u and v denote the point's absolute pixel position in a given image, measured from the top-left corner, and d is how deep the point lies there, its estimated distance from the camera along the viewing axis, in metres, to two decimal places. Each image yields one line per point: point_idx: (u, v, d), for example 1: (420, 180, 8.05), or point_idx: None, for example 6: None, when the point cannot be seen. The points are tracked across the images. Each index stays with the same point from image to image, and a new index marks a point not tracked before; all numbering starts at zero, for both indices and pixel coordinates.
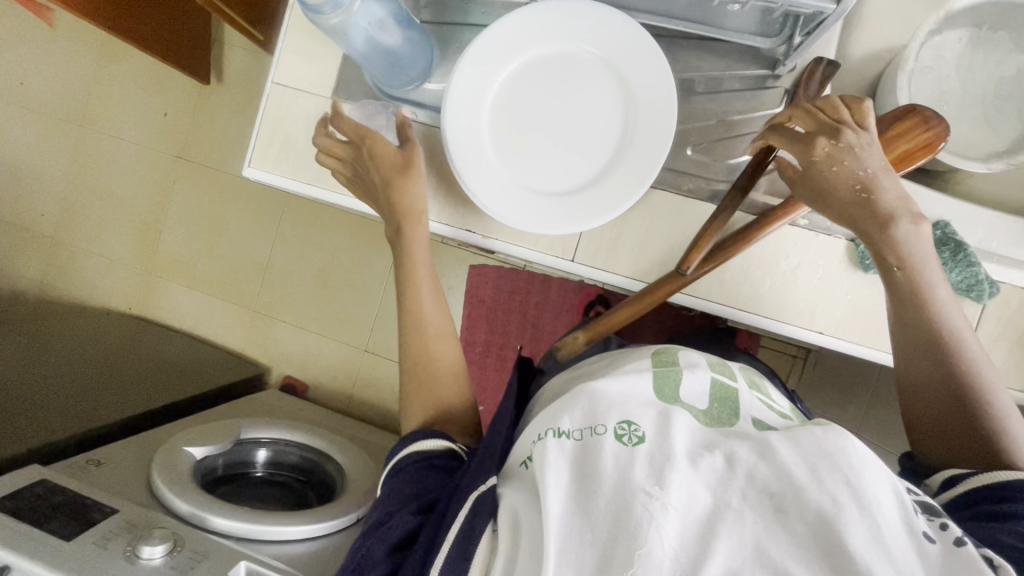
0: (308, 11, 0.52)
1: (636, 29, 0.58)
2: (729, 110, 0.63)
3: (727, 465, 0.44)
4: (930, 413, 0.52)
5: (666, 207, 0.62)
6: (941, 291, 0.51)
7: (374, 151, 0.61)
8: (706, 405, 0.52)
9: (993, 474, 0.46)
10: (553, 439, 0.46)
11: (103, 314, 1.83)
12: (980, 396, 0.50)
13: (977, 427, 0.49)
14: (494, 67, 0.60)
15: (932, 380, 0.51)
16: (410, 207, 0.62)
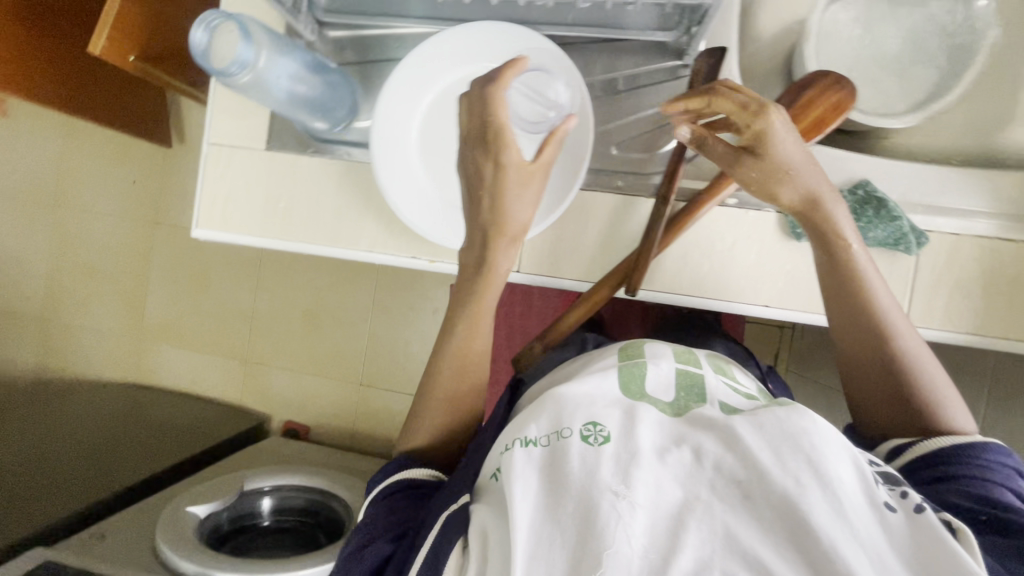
0: (219, 75, 0.55)
1: (540, 42, 0.60)
2: (646, 105, 0.64)
3: (693, 455, 0.41)
4: (874, 389, 0.53)
5: (599, 206, 0.63)
6: (863, 260, 0.52)
7: (502, 174, 0.51)
8: (671, 398, 0.49)
9: (933, 441, 0.48)
10: (519, 449, 0.44)
11: (100, 388, 1.85)
12: (919, 369, 0.51)
13: (918, 401, 0.50)
14: (411, 98, 0.63)
15: (872, 354, 0.52)
16: (505, 255, 0.54)
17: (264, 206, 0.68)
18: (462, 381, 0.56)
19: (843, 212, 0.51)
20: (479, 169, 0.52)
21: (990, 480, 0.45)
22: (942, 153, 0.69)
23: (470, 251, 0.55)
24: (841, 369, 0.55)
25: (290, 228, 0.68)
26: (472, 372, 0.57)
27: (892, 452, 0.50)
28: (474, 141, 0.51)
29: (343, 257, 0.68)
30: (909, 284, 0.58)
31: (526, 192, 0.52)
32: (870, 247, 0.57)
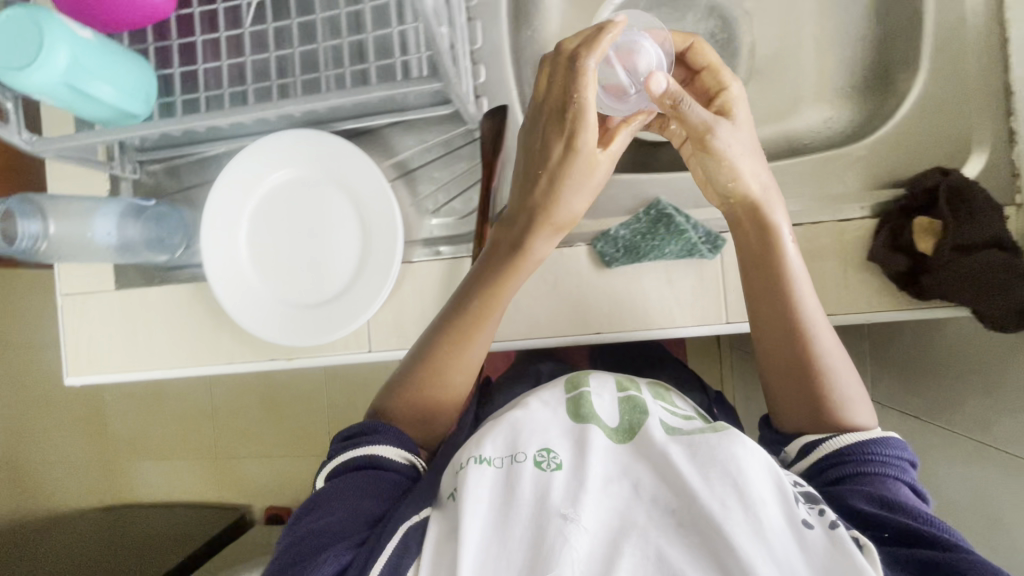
0: (33, 256, 0.60)
1: (331, 138, 0.63)
2: (452, 169, 0.68)
3: (633, 485, 0.44)
4: (787, 386, 0.52)
5: (430, 273, 0.66)
6: (793, 255, 0.52)
7: (580, 138, 0.50)
8: (617, 422, 0.50)
9: (839, 438, 0.48)
10: (473, 467, 0.45)
11: (76, 518, 1.83)
12: (831, 365, 0.51)
13: (827, 398, 0.50)
14: (241, 197, 0.65)
15: (785, 351, 0.52)
16: (557, 221, 0.55)
17: (126, 342, 0.71)
18: (450, 363, 0.57)
19: (773, 199, 0.52)
20: (550, 137, 0.52)
21: (888, 475, 0.46)
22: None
23: (511, 229, 0.56)
24: (761, 368, 0.54)
25: (154, 358, 0.70)
26: (451, 392, 0.58)
27: (804, 449, 0.50)
28: (549, 115, 0.52)
29: (209, 372, 0.70)
30: (721, 284, 0.61)
31: (592, 177, 0.53)
32: (669, 260, 0.61)
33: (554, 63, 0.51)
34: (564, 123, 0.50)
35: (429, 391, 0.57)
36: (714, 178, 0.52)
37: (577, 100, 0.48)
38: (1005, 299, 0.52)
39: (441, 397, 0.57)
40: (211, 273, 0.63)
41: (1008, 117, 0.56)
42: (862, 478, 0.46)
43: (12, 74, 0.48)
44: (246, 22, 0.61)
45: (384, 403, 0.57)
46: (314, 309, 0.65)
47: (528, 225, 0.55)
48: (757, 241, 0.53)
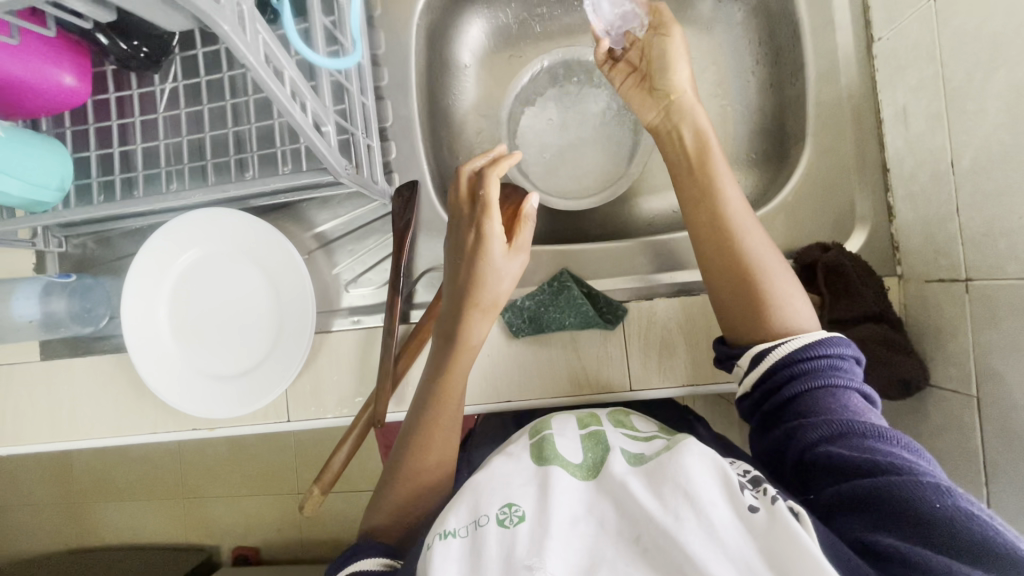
0: None
1: (237, 214, 0.66)
2: (370, 240, 0.70)
3: (598, 521, 0.43)
4: (727, 292, 0.53)
5: (346, 341, 0.67)
6: (718, 156, 0.55)
7: (487, 232, 0.55)
8: (580, 458, 0.49)
9: (787, 345, 0.48)
10: (438, 544, 0.43)
11: (40, 562, 1.82)
12: (765, 261, 0.52)
13: (763, 301, 0.51)
14: (166, 263, 0.68)
15: (720, 251, 0.53)
16: (489, 300, 0.57)
17: (50, 412, 0.71)
18: (433, 441, 0.57)
19: (695, 107, 0.57)
20: (468, 231, 0.57)
21: (835, 388, 0.46)
22: (656, 213, 0.77)
23: (448, 321, 0.58)
24: (702, 264, 0.55)
25: (79, 427, 0.71)
26: (427, 476, 0.57)
27: (758, 358, 0.49)
28: (463, 221, 0.58)
29: (132, 442, 0.70)
30: (624, 352, 0.63)
31: (506, 267, 0.56)
32: (572, 332, 0.63)
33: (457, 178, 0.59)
34: (473, 218, 0.57)
35: (402, 486, 0.57)
36: (659, 76, 0.58)
37: (483, 196, 0.55)
38: (887, 370, 0.53)
39: (417, 480, 0.57)
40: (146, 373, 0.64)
41: (882, 193, 0.60)
42: (810, 398, 0.46)
43: None
44: (160, 107, 0.65)
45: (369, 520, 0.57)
46: (249, 379, 0.66)
47: (460, 315, 0.57)
48: (691, 144, 0.56)
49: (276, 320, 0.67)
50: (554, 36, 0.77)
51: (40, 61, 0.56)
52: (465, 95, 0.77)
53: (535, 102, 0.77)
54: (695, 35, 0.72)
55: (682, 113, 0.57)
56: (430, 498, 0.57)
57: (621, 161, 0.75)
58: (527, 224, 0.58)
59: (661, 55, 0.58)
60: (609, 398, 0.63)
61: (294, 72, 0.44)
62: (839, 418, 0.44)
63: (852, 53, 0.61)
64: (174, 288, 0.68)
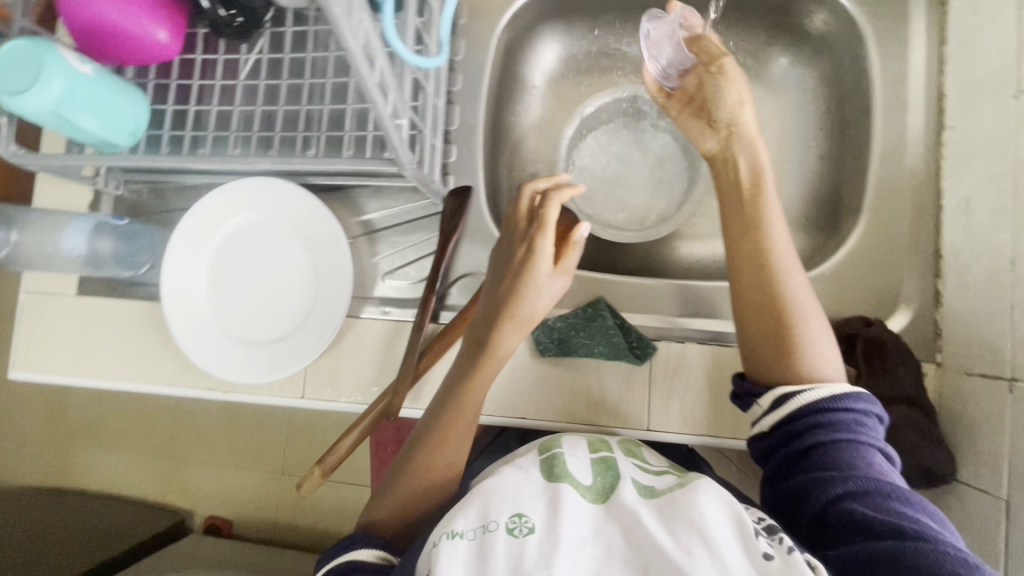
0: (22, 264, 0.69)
1: (294, 188, 0.68)
2: (416, 235, 0.71)
3: (605, 545, 0.43)
4: (757, 334, 0.53)
5: (374, 330, 0.68)
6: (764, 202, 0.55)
7: (539, 251, 0.57)
8: (591, 480, 0.50)
9: (812, 392, 0.49)
10: (445, 543, 0.43)
11: (18, 495, 1.83)
12: (801, 307, 0.52)
13: (793, 347, 0.51)
14: (216, 223, 0.69)
15: (758, 289, 0.53)
16: (525, 315, 0.57)
17: (75, 348, 0.73)
18: (448, 440, 0.57)
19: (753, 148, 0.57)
20: (520, 244, 0.58)
21: (858, 446, 0.47)
22: (697, 257, 0.77)
23: (481, 328, 0.58)
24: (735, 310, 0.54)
25: (99, 367, 0.72)
26: (437, 476, 0.57)
27: (778, 400, 0.50)
28: (517, 234, 0.60)
29: (147, 390, 0.72)
30: (647, 391, 0.62)
31: (548, 285, 0.58)
32: (599, 361, 0.63)
33: (520, 193, 0.61)
34: (528, 235, 0.59)
35: (411, 483, 0.56)
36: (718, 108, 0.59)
37: (543, 214, 0.57)
38: (914, 456, 0.52)
39: (426, 479, 0.56)
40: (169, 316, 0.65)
41: (931, 277, 0.59)
42: (834, 451, 0.47)
43: (10, 98, 0.54)
44: (241, 74, 0.67)
45: (372, 514, 0.57)
46: (271, 349, 0.66)
47: (494, 323, 0.57)
48: (736, 184, 0.57)
49: (309, 297, 0.67)
50: (625, 72, 0.79)
51: (143, 16, 0.59)
52: (529, 113, 0.78)
53: (595, 133, 0.78)
54: (763, 92, 0.73)
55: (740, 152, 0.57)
56: (436, 503, 0.56)
57: (668, 205, 0.76)
58: (576, 249, 0.58)
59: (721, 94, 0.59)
60: (625, 433, 0.62)
61: (384, 62, 0.46)
62: (862, 475, 0.45)
63: (922, 135, 0.62)
64: (217, 249, 0.70)
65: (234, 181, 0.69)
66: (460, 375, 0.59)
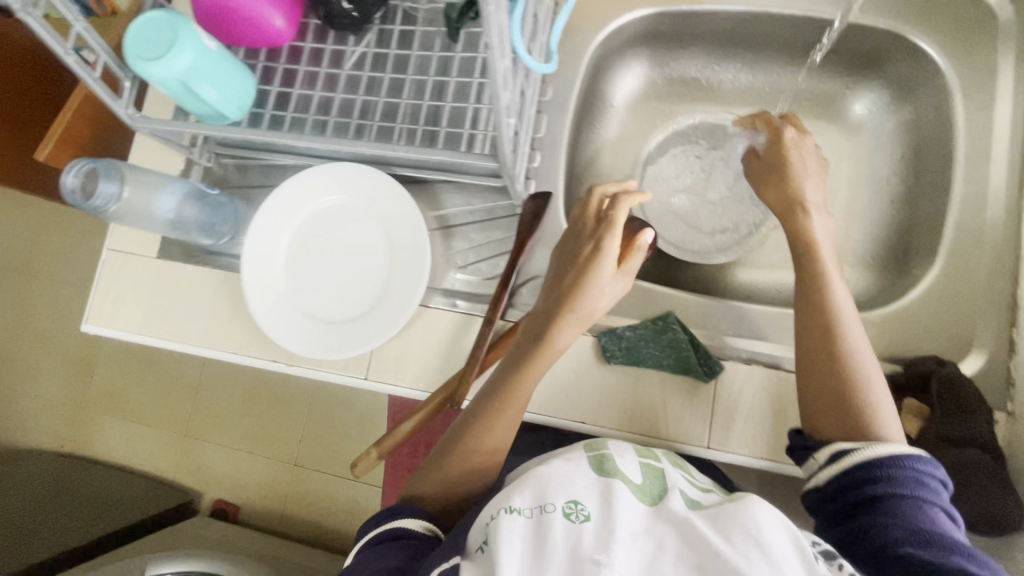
0: (91, 213, 0.61)
1: (382, 176, 0.70)
2: (490, 234, 0.72)
3: (658, 543, 0.43)
4: (822, 401, 0.55)
5: (442, 320, 0.70)
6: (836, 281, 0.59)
7: (604, 251, 0.57)
8: (640, 481, 0.51)
9: (869, 449, 0.50)
10: (504, 516, 0.45)
11: (35, 455, 1.86)
12: (869, 377, 0.54)
13: (861, 413, 0.53)
14: (301, 202, 0.72)
15: (824, 359, 0.56)
16: (584, 313, 0.58)
17: (149, 308, 0.76)
18: (495, 424, 0.60)
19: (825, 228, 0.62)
20: (587, 242, 0.60)
21: (919, 497, 0.47)
22: (760, 285, 0.78)
23: (539, 319, 0.60)
24: (801, 377, 0.57)
25: (169, 329, 0.75)
26: (483, 460, 0.60)
27: (835, 456, 0.52)
28: (585, 235, 0.61)
29: (212, 356, 0.74)
30: (709, 408, 0.63)
31: (609, 286, 0.58)
32: (667, 373, 0.63)
33: (586, 195, 0.63)
34: (595, 234, 0.59)
35: (458, 466, 0.59)
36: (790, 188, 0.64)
37: (611, 216, 0.58)
38: (984, 498, 0.52)
39: (473, 454, 0.59)
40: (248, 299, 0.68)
41: (1005, 325, 0.60)
42: (892, 502, 0.47)
43: (140, 63, 0.57)
44: (346, 65, 0.70)
45: (416, 486, 0.60)
46: (338, 326, 0.69)
47: (554, 316, 0.58)
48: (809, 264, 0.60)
49: (384, 281, 0.69)
50: (703, 101, 0.81)
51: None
52: (607, 130, 0.81)
53: (669, 157, 0.81)
54: (840, 134, 0.77)
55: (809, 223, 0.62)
56: (472, 484, 0.60)
57: (734, 232, 0.78)
58: (640, 253, 0.58)
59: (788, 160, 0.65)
60: (684, 448, 0.62)
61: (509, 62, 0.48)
62: (921, 526, 0.45)
63: (1004, 186, 0.63)
64: (297, 225, 0.72)
65: (324, 164, 0.72)
66: (512, 363, 0.61)
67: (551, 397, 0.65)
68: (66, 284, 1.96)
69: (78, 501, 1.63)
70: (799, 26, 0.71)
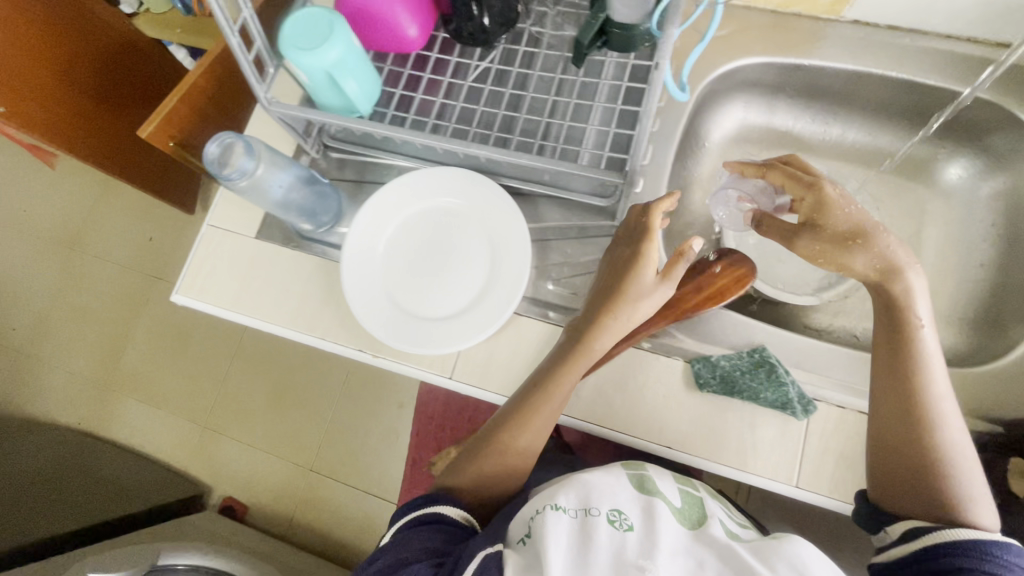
0: (223, 183, 0.63)
1: (491, 185, 0.72)
2: (587, 251, 0.74)
3: (696, 562, 0.49)
4: (893, 470, 0.56)
5: (533, 329, 0.71)
6: (929, 349, 0.57)
7: (641, 260, 0.60)
8: (679, 505, 0.59)
9: (950, 532, 0.50)
10: (551, 511, 0.54)
11: (50, 429, 1.84)
12: (949, 459, 0.54)
13: (933, 491, 0.54)
14: (405, 202, 0.75)
15: (902, 440, 0.56)
16: (624, 319, 0.61)
17: (241, 285, 0.77)
18: (528, 425, 0.64)
19: (919, 292, 0.57)
20: (628, 249, 0.62)
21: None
22: (843, 334, 0.78)
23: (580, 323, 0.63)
24: (874, 441, 0.58)
25: (259, 308, 0.76)
26: (512, 457, 0.65)
27: (910, 533, 0.53)
28: (626, 240, 0.63)
29: (299, 339, 0.75)
30: (800, 447, 0.63)
31: (644, 292, 0.61)
32: (762, 407, 0.63)
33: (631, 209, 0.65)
34: (633, 240, 0.62)
35: (491, 464, 0.65)
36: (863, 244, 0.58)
37: (645, 221, 0.61)
38: None
39: (504, 450, 0.65)
40: (344, 294, 0.72)
41: None
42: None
43: (294, 52, 0.61)
44: (468, 76, 0.74)
45: (452, 479, 0.67)
46: (427, 322, 0.70)
47: (593, 321, 0.62)
48: (894, 326, 0.58)
49: (481, 286, 0.71)
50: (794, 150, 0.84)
51: (406, 10, 0.68)
52: (701, 167, 0.84)
53: None
54: (930, 196, 0.80)
55: (895, 294, 0.57)
56: (505, 479, 0.66)
57: (819, 278, 0.80)
58: (682, 260, 0.59)
59: (843, 226, 0.58)
60: (770, 484, 0.62)
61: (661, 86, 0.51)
62: None
63: None
64: (396, 223, 0.74)
65: (432, 168, 0.75)
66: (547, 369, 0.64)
67: (637, 417, 0.66)
68: (111, 262, 2.00)
69: (90, 480, 1.60)
70: (903, 88, 0.74)
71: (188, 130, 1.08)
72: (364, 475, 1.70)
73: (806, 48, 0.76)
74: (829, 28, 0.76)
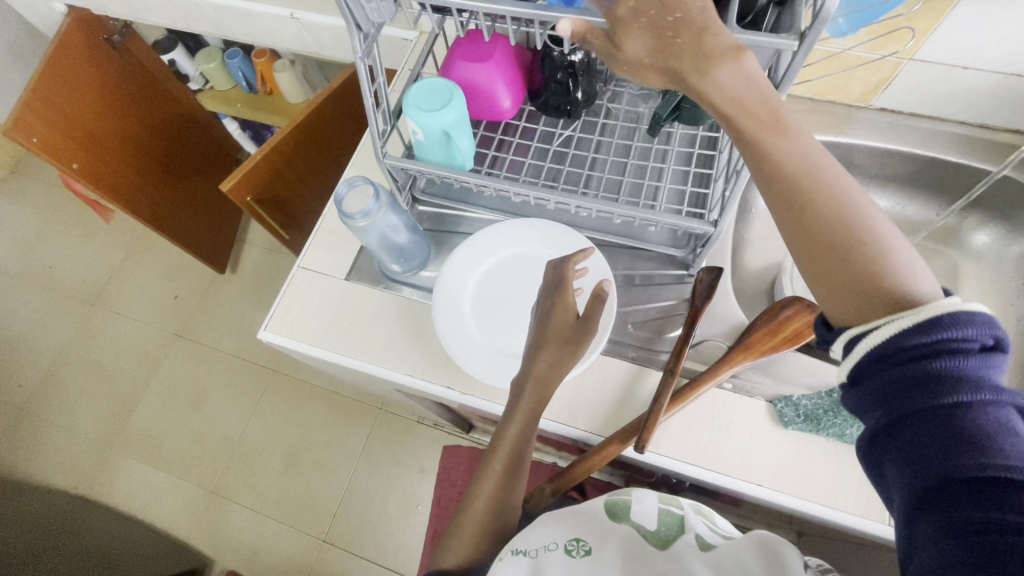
0: (343, 219, 0.70)
1: (571, 235, 0.78)
2: (663, 300, 0.79)
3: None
4: (830, 286, 0.43)
5: (616, 370, 0.75)
6: (774, 112, 0.44)
7: (563, 309, 0.65)
8: (653, 527, 0.60)
9: (894, 324, 0.39)
10: (510, 557, 0.55)
11: (43, 492, 1.72)
12: (873, 233, 0.42)
13: (879, 279, 0.41)
14: (490, 249, 0.80)
15: (818, 241, 0.43)
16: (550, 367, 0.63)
17: (329, 322, 0.80)
18: (485, 478, 0.64)
19: (739, 74, 0.44)
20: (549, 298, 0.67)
21: (993, 400, 0.37)
22: None
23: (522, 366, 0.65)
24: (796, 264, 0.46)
25: (347, 344, 0.79)
26: (505, 508, 0.64)
27: (850, 343, 0.42)
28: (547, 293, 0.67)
29: (385, 375, 0.77)
30: None
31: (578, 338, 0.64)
32: (848, 443, 0.66)
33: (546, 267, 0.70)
34: (550, 292, 0.67)
35: (479, 512, 0.63)
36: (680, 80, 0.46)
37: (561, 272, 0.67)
38: None
39: (498, 510, 0.64)
40: (437, 335, 0.75)
41: None
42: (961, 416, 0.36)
43: (416, 111, 0.69)
44: (556, 142, 0.84)
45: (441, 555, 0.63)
46: (513, 359, 0.73)
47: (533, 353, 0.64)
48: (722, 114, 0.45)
49: None
50: None
51: (506, 85, 0.78)
52: (751, 229, 0.93)
53: None
54: (962, 258, 0.89)
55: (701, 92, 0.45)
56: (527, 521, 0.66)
57: None
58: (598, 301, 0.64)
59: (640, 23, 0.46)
60: (865, 522, 0.63)
61: None
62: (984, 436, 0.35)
63: None
64: (484, 267, 0.79)
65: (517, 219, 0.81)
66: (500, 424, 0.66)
67: (721, 454, 0.68)
68: (132, 317, 2.00)
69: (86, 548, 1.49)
70: (927, 164, 0.86)
71: (262, 189, 1.16)
72: (382, 546, 1.61)
73: (840, 130, 0.88)
74: (859, 114, 0.88)
